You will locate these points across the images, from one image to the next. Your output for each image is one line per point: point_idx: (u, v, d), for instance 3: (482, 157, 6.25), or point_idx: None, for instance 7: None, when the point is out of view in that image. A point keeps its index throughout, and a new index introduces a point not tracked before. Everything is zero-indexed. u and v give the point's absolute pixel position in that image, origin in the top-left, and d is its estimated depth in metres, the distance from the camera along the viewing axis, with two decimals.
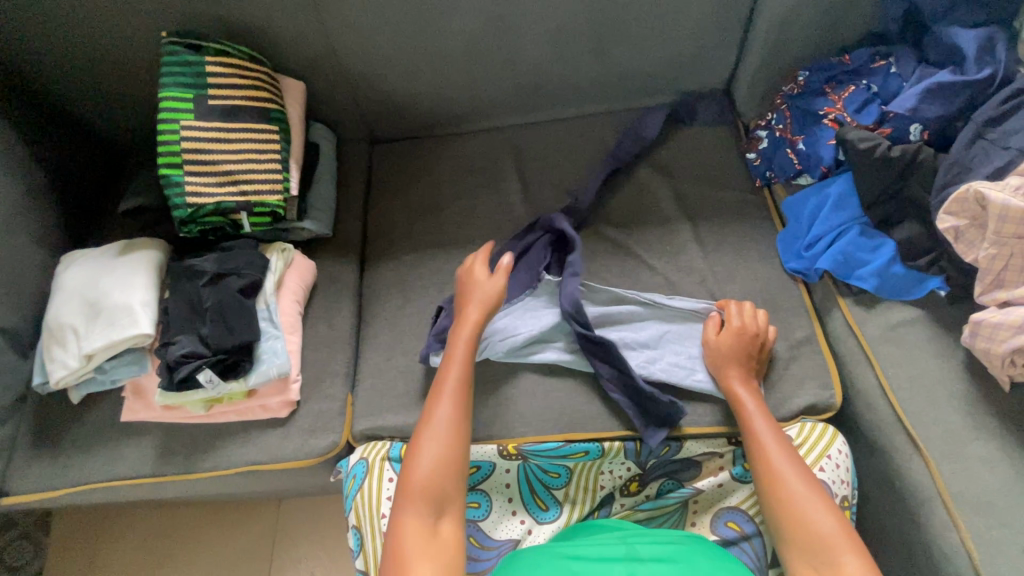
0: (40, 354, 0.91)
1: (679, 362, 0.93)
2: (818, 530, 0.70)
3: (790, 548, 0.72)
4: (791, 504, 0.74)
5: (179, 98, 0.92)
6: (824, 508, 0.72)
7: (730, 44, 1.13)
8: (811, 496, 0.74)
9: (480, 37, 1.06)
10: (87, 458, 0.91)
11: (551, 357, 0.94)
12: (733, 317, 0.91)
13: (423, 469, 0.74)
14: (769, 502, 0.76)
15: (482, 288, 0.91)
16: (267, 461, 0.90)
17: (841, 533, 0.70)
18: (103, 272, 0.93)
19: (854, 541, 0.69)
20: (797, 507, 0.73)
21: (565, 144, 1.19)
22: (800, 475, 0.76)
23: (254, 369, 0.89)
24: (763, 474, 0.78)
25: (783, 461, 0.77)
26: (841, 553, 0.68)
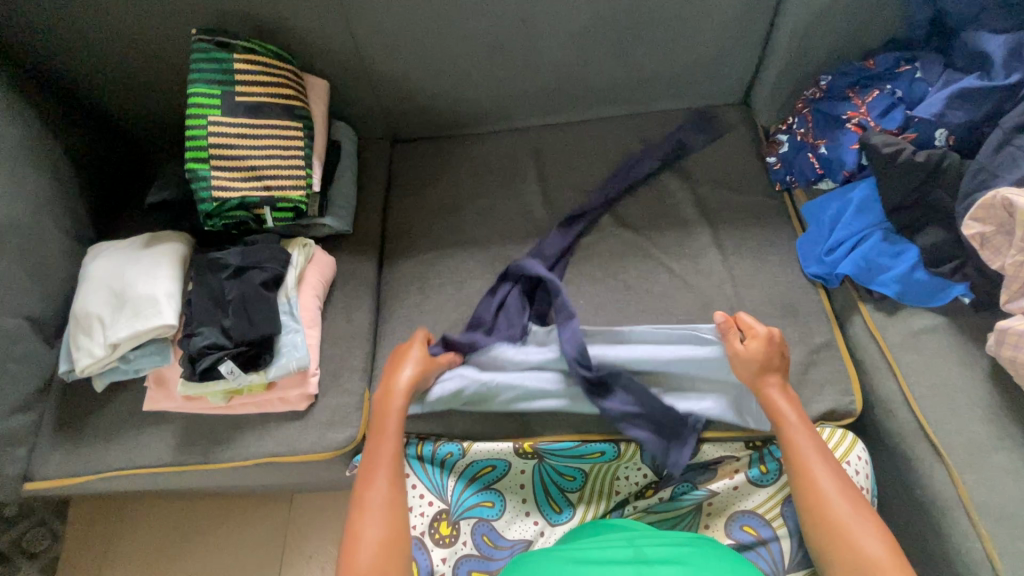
0: (66, 342, 0.93)
1: (686, 389, 0.91)
2: (869, 556, 0.69)
3: (839, 570, 0.70)
4: (839, 526, 0.72)
5: (207, 94, 0.94)
6: (873, 531, 0.71)
7: (752, 48, 1.13)
8: (859, 517, 0.72)
9: (502, 38, 1.07)
10: (109, 446, 0.93)
11: (551, 403, 0.91)
12: (758, 327, 0.87)
13: (363, 551, 0.72)
14: (814, 525, 0.74)
15: (411, 360, 0.89)
16: (284, 453, 0.91)
17: (892, 559, 0.68)
18: (130, 262, 0.95)
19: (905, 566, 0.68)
20: (846, 531, 0.71)
21: (583, 145, 1.20)
22: (848, 497, 0.74)
23: (275, 362, 0.90)
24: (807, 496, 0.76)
25: (829, 481, 0.75)
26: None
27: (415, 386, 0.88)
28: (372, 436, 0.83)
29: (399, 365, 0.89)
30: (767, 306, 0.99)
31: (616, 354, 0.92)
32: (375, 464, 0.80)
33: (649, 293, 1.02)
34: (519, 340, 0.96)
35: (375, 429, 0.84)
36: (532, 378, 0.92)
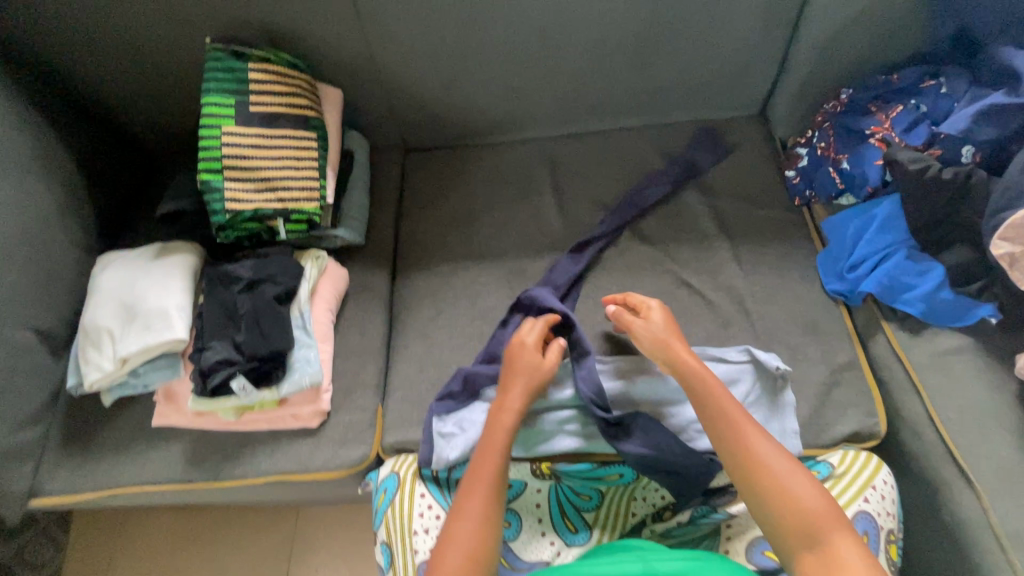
0: (74, 355, 0.91)
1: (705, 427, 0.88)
2: (808, 511, 0.67)
3: (781, 530, 0.67)
4: (773, 484, 0.70)
5: (221, 104, 0.93)
6: (808, 484, 0.69)
7: (771, 61, 1.12)
8: (791, 471, 0.71)
9: (519, 50, 1.06)
10: (117, 462, 0.91)
11: (563, 445, 0.89)
12: (653, 314, 0.89)
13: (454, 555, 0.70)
14: (753, 487, 0.71)
15: (527, 357, 0.87)
16: (296, 471, 0.89)
17: (827, 511, 0.67)
18: (140, 274, 0.93)
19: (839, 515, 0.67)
20: (782, 488, 0.69)
21: (598, 156, 1.18)
22: (775, 452, 0.73)
23: (287, 378, 0.88)
24: (740, 460, 0.73)
25: (758, 440, 0.73)
26: (833, 532, 0.65)
27: (535, 388, 0.86)
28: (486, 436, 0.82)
29: (516, 364, 0.87)
30: (787, 324, 0.97)
31: (630, 389, 0.90)
32: (478, 477, 0.77)
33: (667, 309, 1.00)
34: None
35: (489, 427, 0.83)
36: (549, 418, 0.90)
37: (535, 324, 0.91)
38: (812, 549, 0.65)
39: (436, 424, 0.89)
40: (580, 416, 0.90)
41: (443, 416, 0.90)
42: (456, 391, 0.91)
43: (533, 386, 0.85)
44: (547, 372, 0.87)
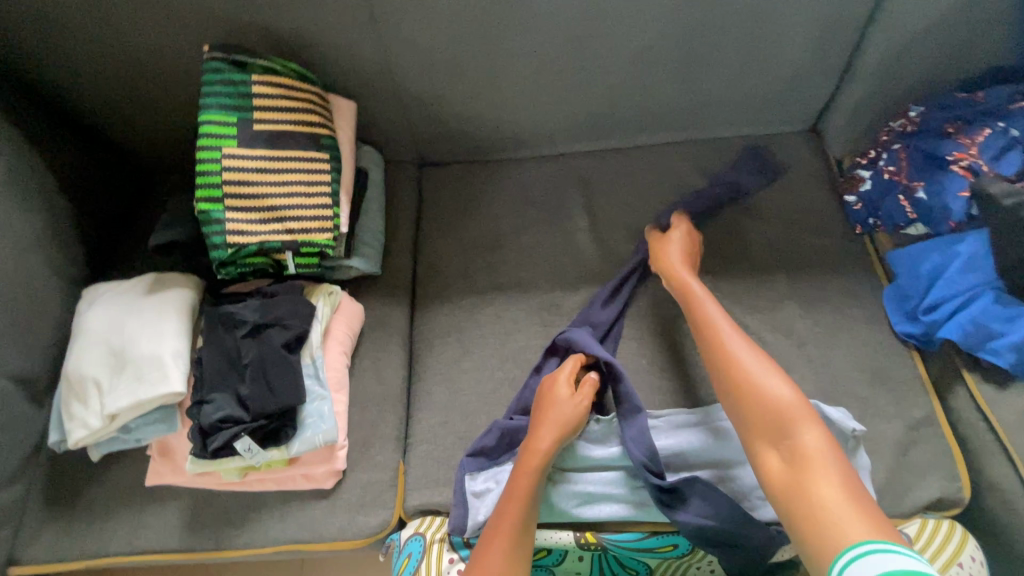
0: (57, 407, 0.81)
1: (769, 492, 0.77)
2: (776, 404, 0.67)
3: (748, 427, 0.68)
4: (744, 381, 0.70)
5: (222, 122, 0.82)
6: (779, 380, 0.69)
7: (832, 73, 1.01)
8: (763, 368, 0.71)
9: (555, 58, 0.95)
10: (106, 527, 0.81)
11: (609, 510, 0.79)
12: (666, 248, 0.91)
13: None
14: (725, 387, 0.72)
15: (559, 399, 0.79)
16: (309, 539, 0.79)
17: (797, 405, 0.67)
18: (131, 313, 0.82)
19: (809, 411, 0.66)
20: (751, 385, 0.70)
21: (637, 175, 1.07)
22: (752, 353, 0.73)
23: (298, 436, 0.78)
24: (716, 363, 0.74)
25: (733, 339, 0.75)
26: (799, 425, 0.65)
27: (566, 434, 0.77)
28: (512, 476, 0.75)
29: (550, 405, 0.79)
30: (854, 371, 0.88)
31: (686, 448, 0.80)
32: (500, 524, 0.71)
33: None
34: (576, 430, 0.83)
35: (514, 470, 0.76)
36: (593, 477, 0.80)
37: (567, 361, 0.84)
38: (779, 445, 0.65)
39: (468, 484, 0.80)
40: (628, 479, 0.80)
41: (475, 474, 0.81)
42: (489, 447, 0.82)
43: (564, 431, 0.77)
44: (575, 417, 0.78)
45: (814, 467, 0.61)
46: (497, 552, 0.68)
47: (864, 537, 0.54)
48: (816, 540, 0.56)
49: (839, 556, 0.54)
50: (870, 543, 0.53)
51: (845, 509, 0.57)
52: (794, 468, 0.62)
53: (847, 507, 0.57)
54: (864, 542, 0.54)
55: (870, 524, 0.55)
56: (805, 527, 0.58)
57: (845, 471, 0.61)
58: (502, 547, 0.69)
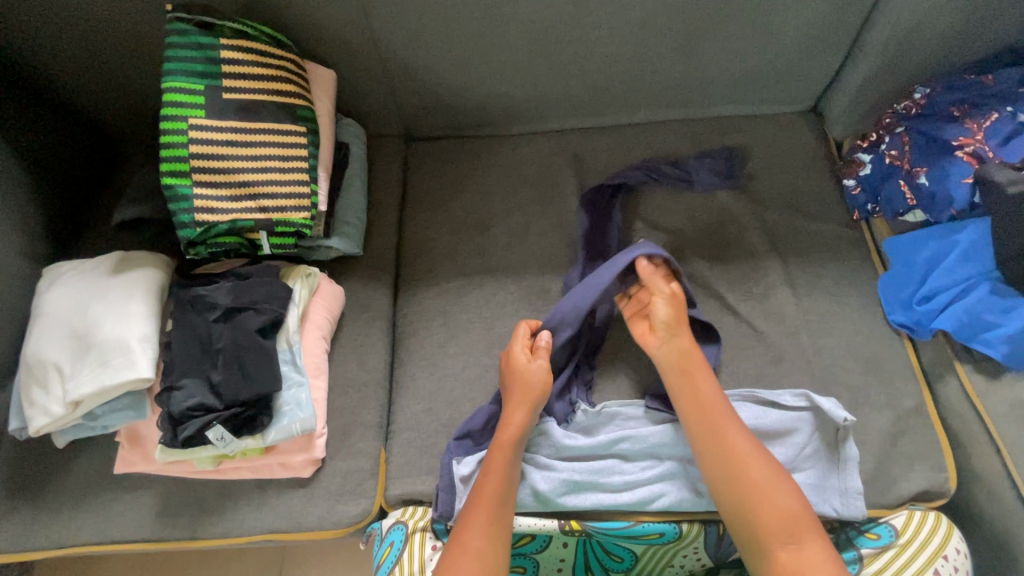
0: (17, 392, 0.76)
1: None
2: (783, 511, 0.67)
3: (754, 530, 0.67)
4: (752, 492, 0.69)
5: (189, 89, 0.76)
6: (783, 479, 0.70)
7: (838, 50, 0.96)
8: (763, 462, 0.71)
9: (549, 28, 0.89)
10: (74, 515, 0.78)
11: (596, 499, 0.76)
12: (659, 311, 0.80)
13: None
14: (729, 494, 0.70)
15: (523, 369, 0.78)
16: (287, 529, 0.77)
17: (803, 513, 0.68)
18: (95, 294, 0.78)
19: (812, 518, 0.68)
20: (757, 488, 0.69)
21: (631, 155, 1.03)
22: (758, 458, 0.71)
23: (274, 424, 0.75)
24: (720, 467, 0.71)
25: (740, 440, 0.72)
26: (804, 533, 0.66)
27: (536, 400, 0.76)
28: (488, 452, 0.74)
29: (515, 377, 0.78)
30: (847, 361, 0.86)
31: (674, 436, 0.78)
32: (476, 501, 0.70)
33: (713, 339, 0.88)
34: (564, 419, 0.82)
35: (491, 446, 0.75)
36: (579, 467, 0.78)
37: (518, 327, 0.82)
38: (786, 547, 0.66)
39: (455, 469, 0.77)
40: (614, 467, 0.78)
41: (461, 459, 0.78)
42: (475, 431, 0.80)
43: (532, 397, 0.76)
44: (540, 381, 0.77)
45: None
46: (479, 529, 0.67)
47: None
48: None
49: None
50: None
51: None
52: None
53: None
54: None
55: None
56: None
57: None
58: (482, 523, 0.68)
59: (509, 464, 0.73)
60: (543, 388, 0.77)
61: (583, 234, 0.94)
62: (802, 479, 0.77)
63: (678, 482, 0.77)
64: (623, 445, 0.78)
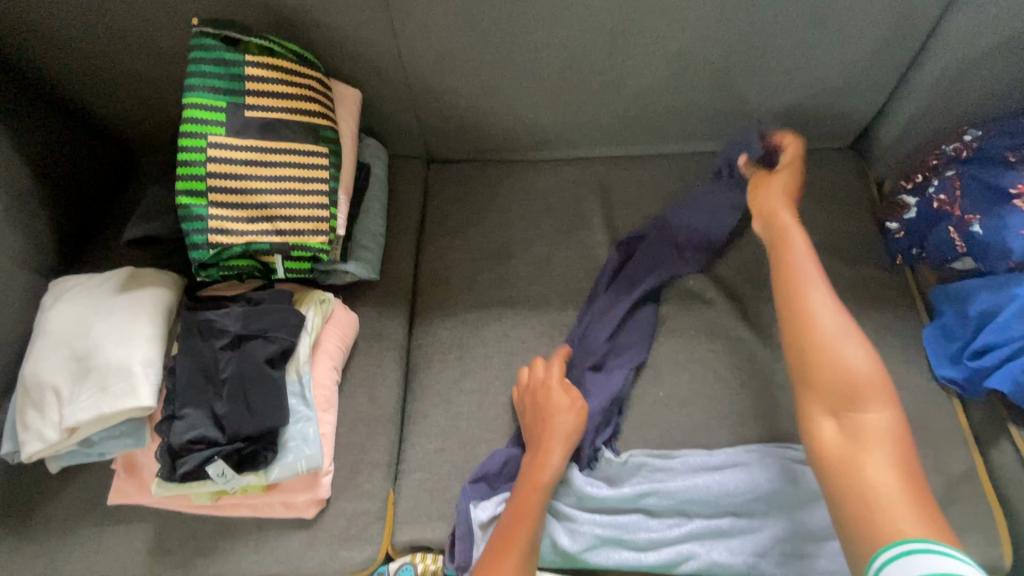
0: (13, 414, 0.73)
1: (793, 548, 0.69)
2: (849, 373, 0.60)
3: (811, 382, 0.61)
4: (820, 351, 0.61)
5: (209, 106, 0.73)
6: (858, 347, 0.61)
7: (881, 87, 0.93)
8: (846, 333, 0.62)
9: (584, 55, 0.87)
10: (61, 548, 0.73)
11: (619, 557, 0.71)
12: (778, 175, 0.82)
13: None
14: (793, 343, 0.64)
15: (558, 410, 0.74)
16: (285, 573, 0.72)
17: (878, 380, 0.59)
18: (99, 314, 0.74)
19: (887, 386, 0.59)
20: (827, 345, 0.62)
21: (661, 187, 0.99)
22: (838, 320, 0.64)
23: (278, 461, 0.70)
24: (792, 325, 0.65)
25: (821, 299, 0.64)
26: (868, 398, 0.58)
27: (572, 445, 0.73)
28: (514, 496, 0.70)
29: (547, 415, 0.74)
30: None
31: (708, 491, 0.72)
32: (503, 548, 0.65)
33: (746, 387, 0.82)
34: (587, 468, 0.76)
35: (519, 489, 0.70)
36: (603, 520, 0.72)
37: (544, 363, 0.80)
38: (838, 414, 0.59)
39: (473, 514, 0.72)
40: (640, 524, 0.72)
41: (478, 502, 0.73)
42: (492, 474, 0.75)
43: (566, 441, 0.73)
44: (576, 426, 0.74)
45: (872, 445, 0.56)
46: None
47: (921, 538, 0.49)
48: (861, 523, 0.53)
49: (877, 556, 0.50)
50: (924, 542, 0.48)
51: (896, 495, 0.53)
52: (849, 446, 0.57)
53: (897, 492, 0.53)
54: (908, 541, 0.49)
55: (928, 523, 0.51)
56: (850, 524, 0.53)
57: (904, 453, 0.56)
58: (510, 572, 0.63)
59: (537, 518, 0.68)
60: (576, 430, 0.74)
61: (608, 273, 0.90)
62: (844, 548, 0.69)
63: (707, 544, 0.71)
64: (649, 497, 0.73)
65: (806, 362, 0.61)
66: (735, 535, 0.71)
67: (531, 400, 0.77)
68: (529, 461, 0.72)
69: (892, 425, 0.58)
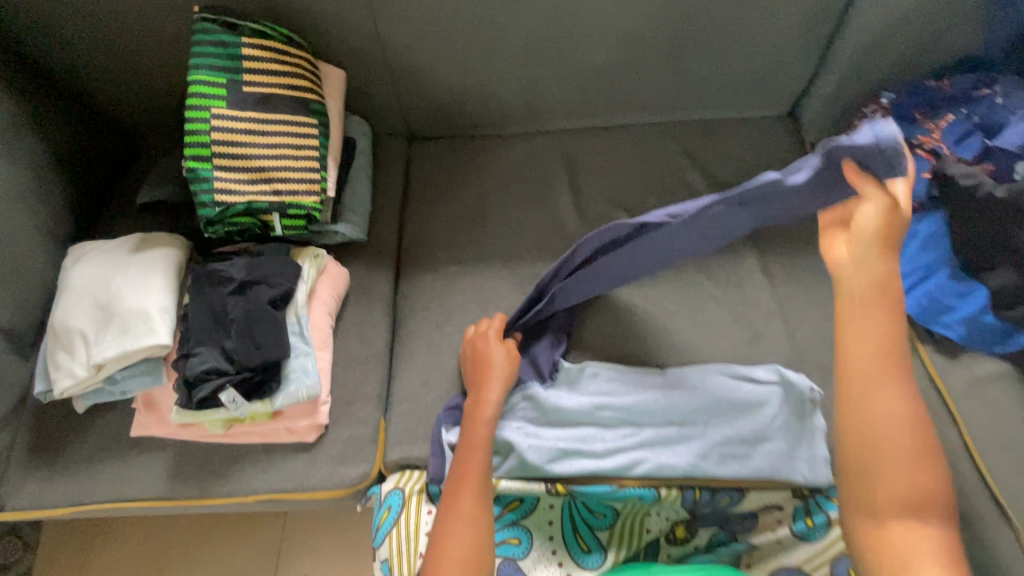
0: (43, 358, 0.82)
1: (730, 450, 0.81)
2: (906, 499, 0.60)
3: (853, 476, 0.62)
4: (875, 479, 0.61)
5: (211, 83, 0.83)
6: (917, 477, 0.61)
7: (809, 59, 1.05)
8: (893, 419, 0.61)
9: (543, 35, 0.97)
10: (90, 477, 0.83)
11: (581, 465, 0.81)
12: (865, 216, 0.61)
13: (449, 564, 0.67)
14: (843, 389, 0.63)
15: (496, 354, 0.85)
16: (290, 489, 0.82)
17: (934, 505, 0.60)
18: (117, 270, 0.84)
19: (940, 512, 0.60)
20: (878, 468, 0.61)
21: (619, 154, 1.10)
22: (905, 425, 0.61)
23: (281, 390, 0.80)
24: (847, 373, 0.63)
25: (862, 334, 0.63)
26: (924, 524, 0.59)
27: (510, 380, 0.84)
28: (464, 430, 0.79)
29: (486, 361, 0.85)
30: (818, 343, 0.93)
31: (656, 403, 0.84)
32: (463, 475, 0.74)
33: (693, 323, 0.94)
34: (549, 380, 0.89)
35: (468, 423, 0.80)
36: (565, 432, 0.84)
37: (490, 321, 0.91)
38: (886, 525, 0.59)
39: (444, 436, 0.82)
40: (597, 434, 0.83)
41: (450, 427, 0.84)
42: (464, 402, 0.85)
43: (505, 378, 0.83)
44: (511, 365, 0.85)
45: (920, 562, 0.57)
46: (469, 495, 0.72)
47: None
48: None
49: None
50: None
51: None
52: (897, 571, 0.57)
53: None
54: None
55: None
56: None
57: (943, 541, 0.59)
58: (474, 494, 0.73)
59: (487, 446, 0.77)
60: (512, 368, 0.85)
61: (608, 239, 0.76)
62: (775, 449, 0.81)
63: (657, 450, 0.82)
64: (604, 412, 0.84)
65: (861, 490, 0.61)
66: (680, 442, 0.82)
67: (473, 349, 0.87)
68: (473, 396, 0.83)
69: (940, 543, 0.58)
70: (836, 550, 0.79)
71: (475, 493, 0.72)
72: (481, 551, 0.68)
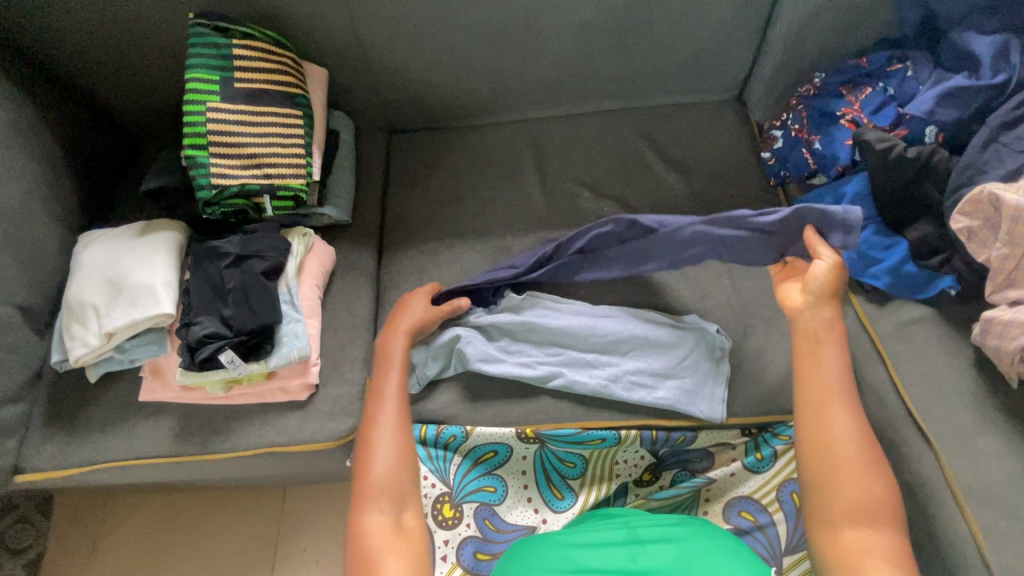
0: (60, 331, 0.91)
1: (638, 379, 0.90)
2: (861, 496, 0.71)
3: (819, 479, 0.73)
4: (836, 476, 0.72)
5: (206, 79, 0.93)
6: (877, 475, 0.72)
7: (749, 45, 1.16)
8: (851, 439, 0.74)
9: (506, 30, 1.08)
10: (102, 439, 0.91)
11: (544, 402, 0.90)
12: (817, 271, 0.78)
13: (375, 473, 0.76)
14: (807, 429, 0.75)
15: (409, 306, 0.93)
16: (285, 442, 0.90)
17: (886, 499, 0.71)
18: (125, 250, 0.93)
19: (892, 511, 0.70)
20: (838, 465, 0.72)
21: (582, 138, 1.20)
22: (855, 440, 0.74)
23: (275, 352, 0.89)
24: (808, 412, 0.76)
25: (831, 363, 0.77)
26: (875, 519, 0.70)
27: (418, 321, 0.92)
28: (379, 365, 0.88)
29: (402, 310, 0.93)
30: None
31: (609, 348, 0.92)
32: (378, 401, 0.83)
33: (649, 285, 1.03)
34: None
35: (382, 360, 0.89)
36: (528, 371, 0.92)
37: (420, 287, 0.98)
38: (857, 526, 0.70)
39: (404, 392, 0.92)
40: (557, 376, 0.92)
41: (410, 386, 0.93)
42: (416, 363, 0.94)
43: (410, 320, 0.92)
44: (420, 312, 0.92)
45: (871, 548, 0.68)
46: (385, 414, 0.82)
47: None
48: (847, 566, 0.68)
49: None
50: None
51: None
52: (854, 556, 0.68)
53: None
54: None
55: None
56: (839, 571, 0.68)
57: (896, 530, 0.69)
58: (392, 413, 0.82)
59: (399, 375, 0.86)
60: (417, 312, 0.92)
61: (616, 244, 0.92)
62: (679, 384, 0.89)
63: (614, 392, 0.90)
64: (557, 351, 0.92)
65: (818, 486, 0.73)
66: None
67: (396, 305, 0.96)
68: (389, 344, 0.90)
69: (891, 539, 0.69)
70: (781, 478, 0.88)
71: (391, 413, 0.81)
72: (405, 457, 0.78)
